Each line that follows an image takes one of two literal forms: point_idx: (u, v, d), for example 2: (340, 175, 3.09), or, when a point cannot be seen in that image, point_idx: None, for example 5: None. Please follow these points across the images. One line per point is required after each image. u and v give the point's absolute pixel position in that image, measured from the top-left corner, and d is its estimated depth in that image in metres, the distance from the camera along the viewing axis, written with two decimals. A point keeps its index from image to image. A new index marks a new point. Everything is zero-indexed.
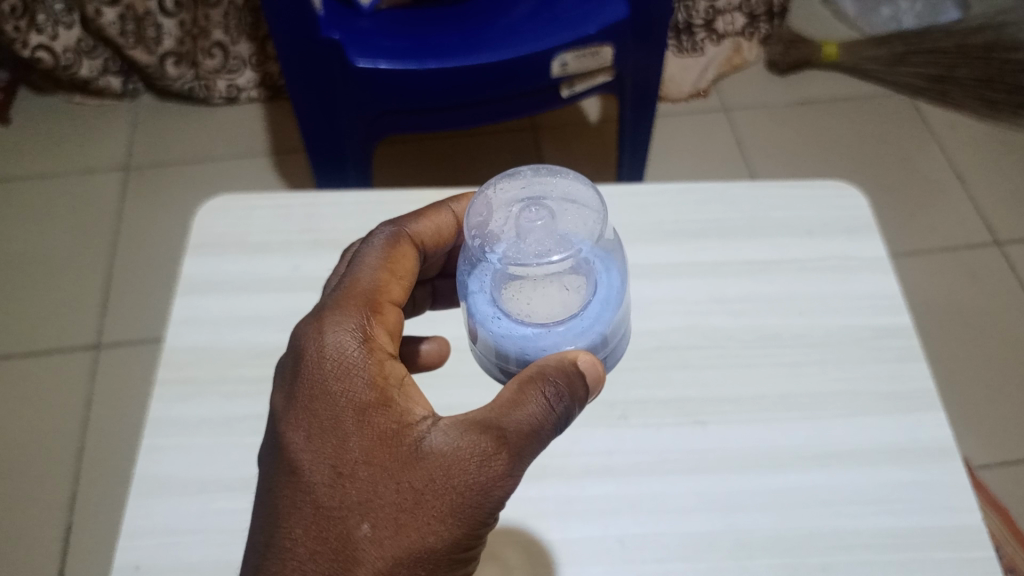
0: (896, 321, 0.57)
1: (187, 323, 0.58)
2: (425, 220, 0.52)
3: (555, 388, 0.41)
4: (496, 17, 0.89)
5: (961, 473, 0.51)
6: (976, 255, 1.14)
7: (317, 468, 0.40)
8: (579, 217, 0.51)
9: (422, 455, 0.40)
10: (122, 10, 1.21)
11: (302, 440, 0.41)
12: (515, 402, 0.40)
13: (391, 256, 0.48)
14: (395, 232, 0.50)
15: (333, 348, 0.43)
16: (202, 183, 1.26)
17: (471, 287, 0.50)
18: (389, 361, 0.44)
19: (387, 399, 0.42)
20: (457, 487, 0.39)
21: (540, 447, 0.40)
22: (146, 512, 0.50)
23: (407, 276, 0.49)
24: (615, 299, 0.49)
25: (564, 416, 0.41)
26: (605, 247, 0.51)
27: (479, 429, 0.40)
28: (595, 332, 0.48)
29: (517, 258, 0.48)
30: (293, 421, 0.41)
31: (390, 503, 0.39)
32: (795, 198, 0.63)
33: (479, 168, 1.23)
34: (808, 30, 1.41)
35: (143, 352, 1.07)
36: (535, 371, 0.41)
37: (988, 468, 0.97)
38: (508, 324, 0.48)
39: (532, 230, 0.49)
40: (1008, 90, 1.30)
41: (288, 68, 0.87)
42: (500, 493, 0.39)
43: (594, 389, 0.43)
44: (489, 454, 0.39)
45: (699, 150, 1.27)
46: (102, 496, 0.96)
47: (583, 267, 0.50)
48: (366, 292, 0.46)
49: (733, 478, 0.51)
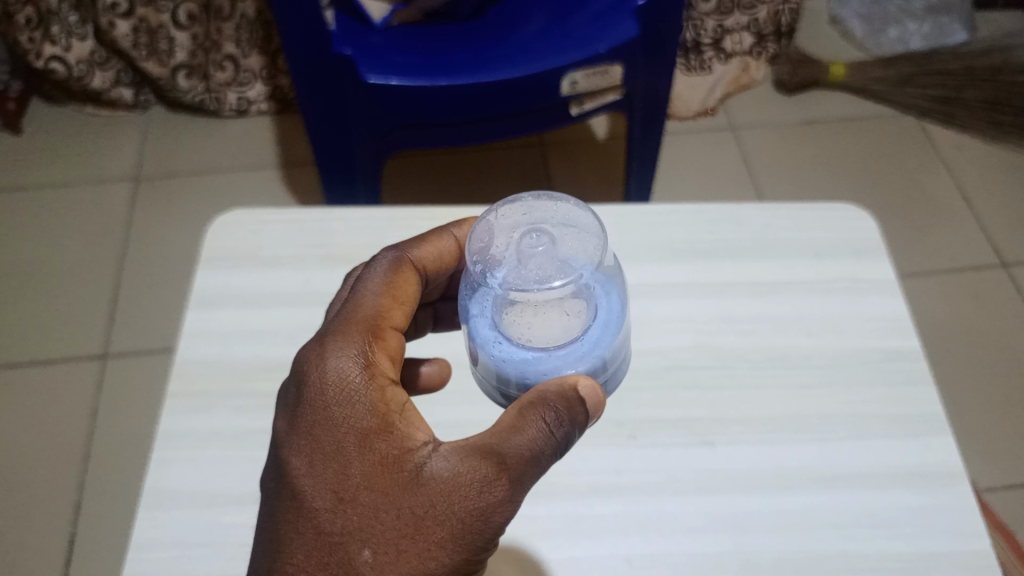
0: (905, 344, 0.57)
1: (198, 335, 0.58)
2: (427, 245, 0.52)
3: (556, 414, 0.41)
4: (508, 34, 0.90)
5: (970, 496, 0.51)
6: (982, 277, 1.14)
7: (318, 493, 0.40)
8: (580, 241, 0.51)
9: (423, 480, 0.40)
10: (137, 23, 1.22)
11: (304, 465, 0.41)
12: (515, 427, 0.41)
13: (393, 281, 0.49)
14: (398, 258, 0.50)
15: (335, 374, 0.43)
16: (211, 195, 1.26)
17: (472, 310, 0.51)
18: (390, 387, 0.44)
19: (388, 425, 0.42)
20: (457, 513, 0.39)
21: (539, 472, 0.41)
22: (155, 523, 0.50)
23: (409, 301, 0.49)
24: (615, 323, 0.50)
25: (564, 441, 0.41)
26: (605, 272, 0.52)
27: (480, 455, 0.41)
28: (595, 356, 0.49)
29: (518, 283, 0.48)
30: (295, 446, 0.42)
31: (392, 528, 0.39)
32: (805, 220, 0.63)
33: (485, 184, 1.24)
34: (816, 50, 1.41)
35: (153, 362, 1.08)
36: (535, 397, 0.42)
37: (993, 491, 0.96)
38: (509, 348, 0.49)
39: (533, 255, 0.49)
40: (1015, 112, 1.30)
41: (299, 82, 0.87)
42: (500, 519, 0.40)
43: (594, 414, 0.43)
44: (490, 480, 0.40)
45: (707, 168, 1.28)
46: (108, 506, 0.96)
47: (584, 292, 0.50)
48: (369, 318, 0.46)
49: (743, 497, 0.51)
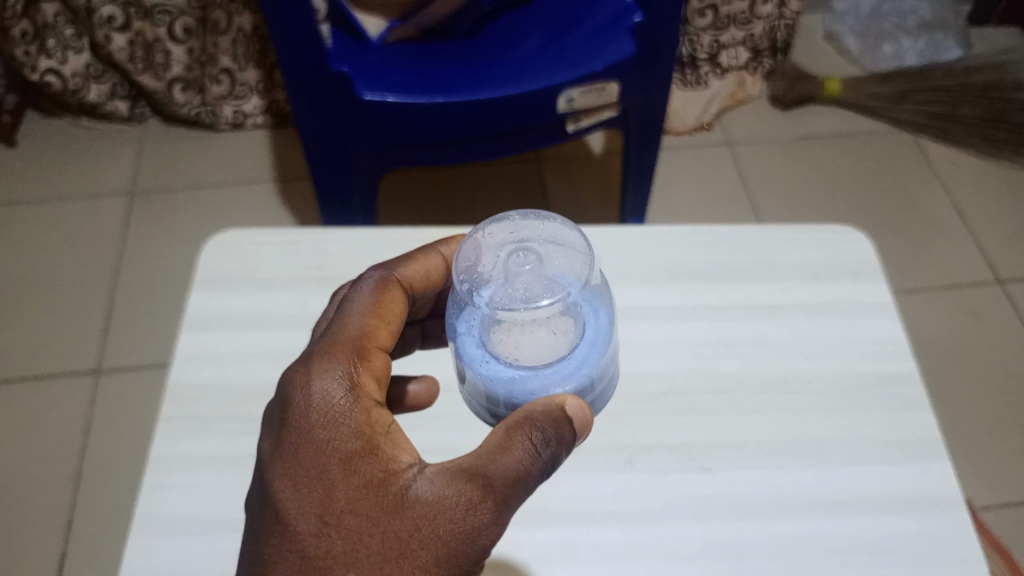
0: (901, 367, 0.57)
1: (193, 358, 0.58)
2: (413, 263, 0.52)
3: (543, 434, 0.41)
4: (504, 52, 0.90)
5: (967, 522, 0.50)
6: (978, 293, 1.14)
7: (303, 517, 0.39)
8: (567, 259, 0.51)
9: (409, 504, 0.40)
10: (133, 36, 1.22)
11: (288, 488, 0.40)
12: (502, 448, 0.41)
13: (379, 301, 0.48)
14: (385, 277, 0.50)
15: (320, 397, 0.43)
16: (207, 210, 1.26)
17: (459, 329, 0.51)
18: (376, 408, 0.44)
19: (374, 447, 0.42)
20: (443, 536, 0.39)
21: (526, 493, 0.41)
22: (150, 551, 0.50)
23: (396, 320, 0.49)
24: (603, 341, 0.50)
25: (551, 462, 0.41)
26: (592, 289, 0.52)
27: (465, 477, 0.40)
28: (583, 374, 0.49)
29: (506, 302, 0.48)
30: (279, 470, 0.41)
31: (376, 553, 0.38)
32: (802, 241, 0.63)
33: (479, 199, 1.24)
34: (811, 65, 1.42)
35: (147, 377, 1.07)
36: (522, 417, 0.42)
37: (989, 509, 0.96)
38: (497, 367, 0.48)
39: (520, 274, 0.49)
40: (1011, 129, 1.30)
41: (295, 99, 0.87)
42: (485, 542, 0.40)
43: (582, 432, 0.44)
44: (475, 503, 0.40)
45: (702, 184, 1.28)
46: (101, 522, 0.95)
47: (572, 310, 0.50)
48: (354, 338, 0.46)
49: (741, 524, 0.50)
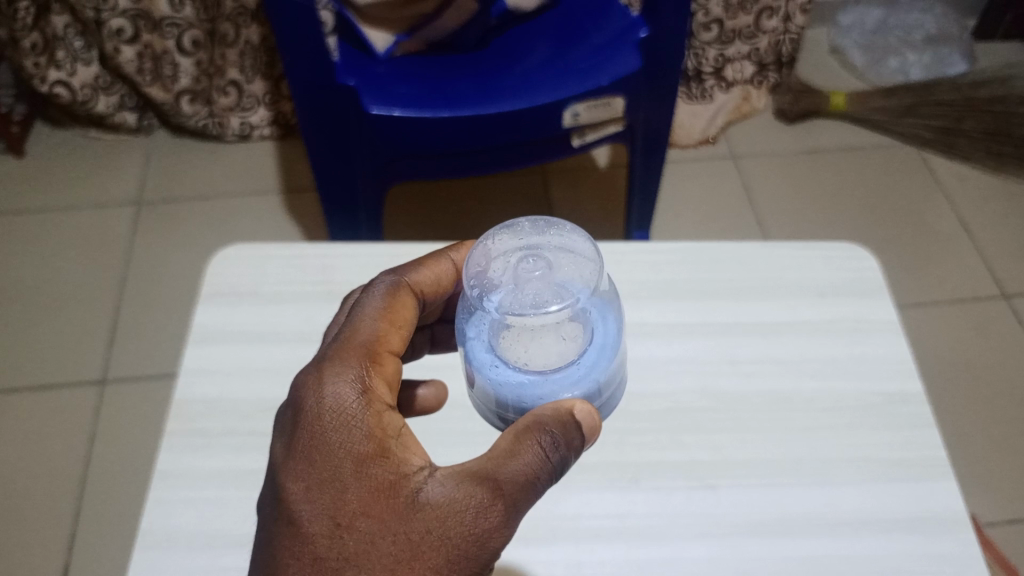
0: (907, 387, 0.57)
1: (199, 373, 0.58)
2: (424, 269, 0.52)
3: (552, 438, 0.41)
4: (511, 65, 0.90)
5: (974, 543, 0.50)
6: (984, 308, 1.14)
7: (315, 519, 0.39)
8: (575, 266, 0.51)
9: (419, 507, 0.40)
10: (142, 49, 1.22)
11: (300, 490, 0.40)
12: (512, 452, 0.41)
13: (390, 306, 0.48)
14: (396, 282, 0.50)
15: (332, 400, 0.43)
16: (213, 222, 1.26)
17: (468, 333, 0.51)
18: (386, 412, 0.44)
19: (385, 450, 0.42)
20: (454, 539, 0.39)
21: (535, 497, 0.41)
22: (154, 566, 0.50)
23: (406, 326, 0.49)
24: (611, 347, 0.50)
25: (560, 466, 0.42)
26: (601, 296, 0.52)
27: (475, 480, 0.40)
28: (591, 380, 0.49)
29: (514, 308, 0.49)
30: (291, 471, 0.41)
31: (387, 555, 0.38)
32: (808, 259, 0.63)
33: (485, 211, 1.24)
34: (816, 79, 1.42)
35: (152, 388, 1.07)
36: (531, 422, 0.42)
37: (995, 526, 0.96)
38: (506, 372, 0.49)
39: (530, 280, 0.50)
40: (1015, 144, 1.31)
41: (303, 112, 0.88)
42: (495, 546, 0.40)
43: (590, 437, 0.44)
44: (485, 505, 0.40)
45: (707, 197, 1.28)
46: (105, 533, 0.95)
47: (580, 316, 0.50)
48: (366, 343, 0.46)
49: (746, 543, 0.50)
